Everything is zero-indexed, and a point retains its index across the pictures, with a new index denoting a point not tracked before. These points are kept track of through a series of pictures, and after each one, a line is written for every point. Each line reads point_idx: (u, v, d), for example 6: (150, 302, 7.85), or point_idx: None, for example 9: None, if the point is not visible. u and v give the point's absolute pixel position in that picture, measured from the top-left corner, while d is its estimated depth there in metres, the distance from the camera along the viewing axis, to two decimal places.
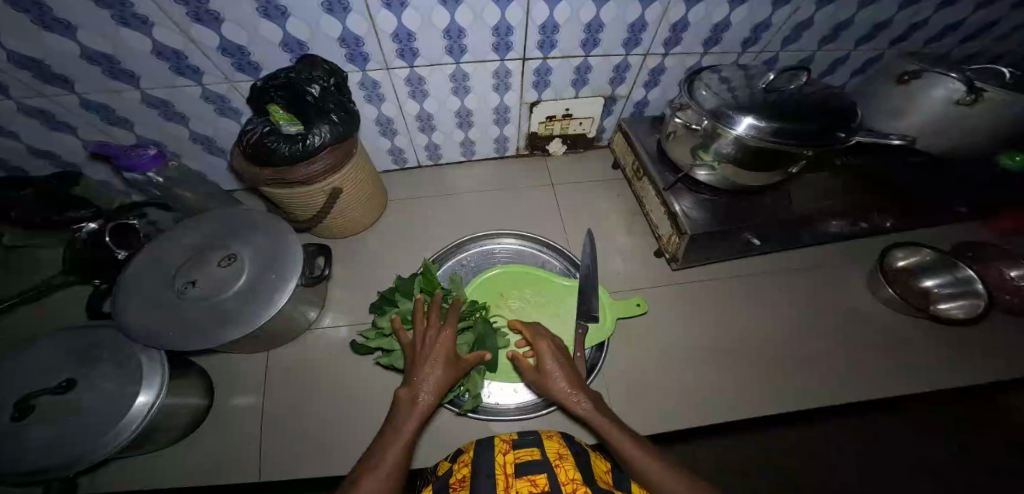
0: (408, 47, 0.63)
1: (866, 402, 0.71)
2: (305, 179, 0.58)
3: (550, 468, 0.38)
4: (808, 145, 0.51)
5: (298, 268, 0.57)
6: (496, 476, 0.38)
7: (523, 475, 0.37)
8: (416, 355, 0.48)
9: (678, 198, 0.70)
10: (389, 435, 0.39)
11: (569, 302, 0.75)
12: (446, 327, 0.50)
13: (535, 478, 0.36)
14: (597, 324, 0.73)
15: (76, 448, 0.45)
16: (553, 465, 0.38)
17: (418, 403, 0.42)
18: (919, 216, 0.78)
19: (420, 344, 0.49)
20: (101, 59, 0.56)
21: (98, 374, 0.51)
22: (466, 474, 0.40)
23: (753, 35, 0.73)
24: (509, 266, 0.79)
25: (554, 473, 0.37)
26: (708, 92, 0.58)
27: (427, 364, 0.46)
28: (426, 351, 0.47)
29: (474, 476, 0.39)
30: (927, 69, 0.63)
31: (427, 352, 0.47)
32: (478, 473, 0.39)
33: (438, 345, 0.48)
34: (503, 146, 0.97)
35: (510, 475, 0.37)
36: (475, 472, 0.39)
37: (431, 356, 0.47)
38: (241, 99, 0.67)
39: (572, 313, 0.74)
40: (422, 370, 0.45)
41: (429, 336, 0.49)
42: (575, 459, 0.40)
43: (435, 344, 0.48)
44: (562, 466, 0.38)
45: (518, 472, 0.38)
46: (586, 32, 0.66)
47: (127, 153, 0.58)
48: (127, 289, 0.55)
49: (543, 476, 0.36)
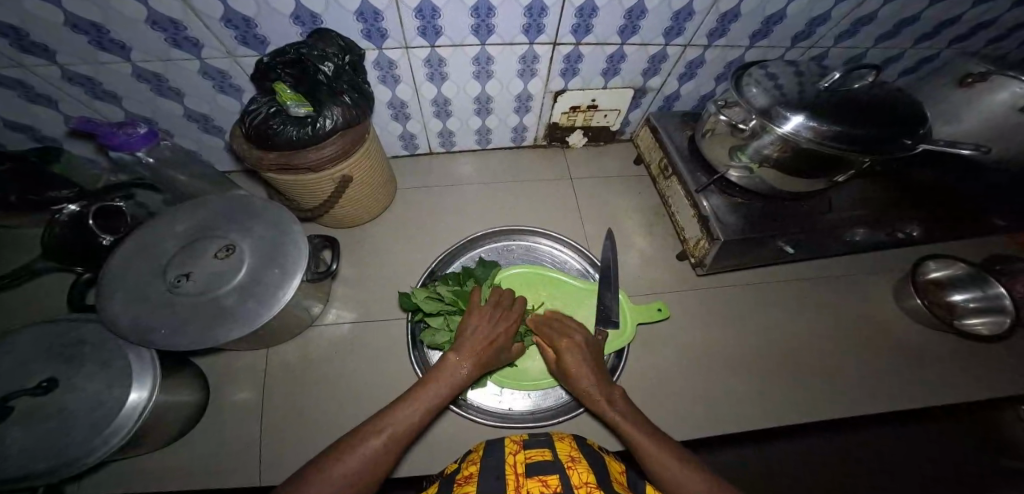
0: (431, 24, 0.57)
1: (885, 414, 0.69)
2: (312, 166, 0.53)
3: (563, 469, 0.34)
4: (863, 152, 0.47)
5: (303, 263, 0.52)
6: (506, 476, 0.34)
7: (533, 475, 0.34)
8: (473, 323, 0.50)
9: (710, 200, 0.66)
10: (420, 388, 0.42)
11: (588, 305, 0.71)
12: (505, 320, 0.51)
13: (546, 478, 0.33)
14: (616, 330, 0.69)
15: (60, 455, 0.41)
16: (566, 466, 0.35)
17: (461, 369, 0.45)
18: (956, 226, 0.75)
19: (480, 319, 0.51)
20: (87, 27, 0.49)
21: (82, 374, 0.46)
22: (473, 471, 0.37)
23: (807, 29, 0.68)
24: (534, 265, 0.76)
25: (565, 474, 0.33)
26: (758, 89, 0.53)
27: (482, 342, 0.48)
28: (484, 331, 0.49)
29: (482, 473, 0.36)
30: (995, 72, 0.60)
31: (483, 329, 0.49)
32: (486, 472, 0.36)
33: (497, 329, 0.50)
34: (520, 136, 0.91)
35: (521, 475, 0.34)
36: (483, 469, 0.37)
37: (485, 334, 0.49)
38: (244, 76, 0.61)
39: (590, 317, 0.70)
40: (477, 342, 0.48)
41: (488, 318, 0.51)
42: (588, 462, 0.37)
43: (494, 326, 0.50)
44: (575, 468, 0.35)
45: (530, 472, 0.35)
46: (626, 18, 0.61)
47: (114, 130, 0.51)
48: (114, 281, 0.50)
49: (556, 477, 0.33)
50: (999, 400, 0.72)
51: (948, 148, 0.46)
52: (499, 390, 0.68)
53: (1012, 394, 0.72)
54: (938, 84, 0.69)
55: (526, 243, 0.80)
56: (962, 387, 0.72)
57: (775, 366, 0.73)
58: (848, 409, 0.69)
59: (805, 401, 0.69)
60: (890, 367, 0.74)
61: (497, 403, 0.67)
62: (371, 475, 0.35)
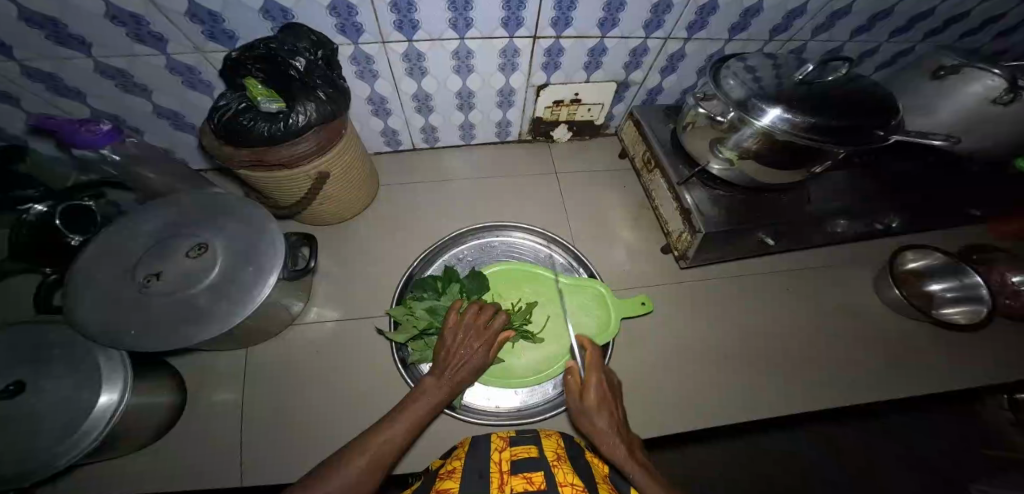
0: (407, 19, 0.56)
1: (866, 403, 0.70)
2: (287, 161, 0.52)
3: (548, 467, 0.34)
4: (840, 144, 0.48)
5: (279, 261, 0.51)
6: (490, 474, 0.34)
7: (518, 472, 0.34)
8: (456, 338, 0.48)
9: (692, 193, 0.66)
10: (407, 406, 0.42)
11: (574, 301, 0.71)
12: (487, 332, 0.50)
13: (531, 476, 0.33)
14: (601, 325, 0.69)
15: (26, 459, 0.40)
16: (550, 464, 0.35)
17: (447, 390, 0.45)
18: (933, 216, 0.76)
19: (458, 336, 0.48)
20: (44, 22, 0.47)
21: (49, 376, 0.45)
22: (457, 467, 0.37)
23: (785, 22, 0.68)
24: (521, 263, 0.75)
25: (551, 471, 0.33)
26: (735, 81, 0.53)
27: (463, 360, 0.47)
28: (464, 348, 0.48)
29: (465, 469, 0.36)
30: (967, 64, 0.62)
31: (466, 346, 0.48)
32: (470, 468, 0.36)
33: (477, 342, 0.49)
34: (504, 131, 0.91)
35: (506, 472, 0.34)
36: (467, 464, 0.37)
37: (468, 350, 0.48)
38: (214, 72, 0.60)
39: (574, 310, 0.70)
40: (462, 357, 0.47)
41: (471, 332, 0.49)
42: (573, 461, 0.37)
43: (476, 339, 0.49)
44: (560, 467, 0.35)
45: (514, 469, 0.34)
46: (605, 10, 0.60)
47: (76, 127, 0.49)
48: (82, 281, 0.48)
49: (541, 475, 0.33)
50: (975, 387, 0.73)
51: (921, 138, 0.47)
52: (485, 388, 0.67)
53: (988, 381, 0.74)
54: (914, 76, 0.70)
55: (509, 240, 0.80)
56: (940, 375, 0.74)
57: (758, 358, 0.73)
58: (829, 398, 0.70)
59: (788, 392, 0.70)
60: (869, 355, 0.75)
61: (484, 401, 0.66)
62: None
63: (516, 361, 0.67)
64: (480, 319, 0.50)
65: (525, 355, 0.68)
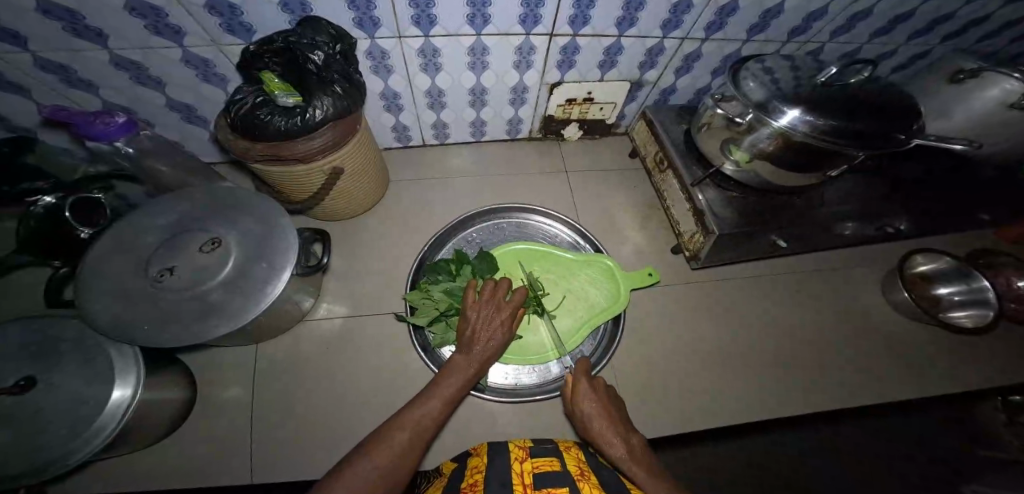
0: (425, 13, 0.55)
1: (874, 406, 0.71)
2: (303, 156, 0.51)
3: (572, 482, 0.34)
4: (858, 146, 0.48)
5: (293, 257, 0.50)
6: (513, 486, 0.34)
7: (541, 486, 0.33)
8: (476, 318, 0.50)
9: (706, 194, 0.66)
10: (437, 384, 0.43)
11: (583, 276, 0.74)
12: (505, 308, 0.51)
13: (554, 490, 0.32)
14: (612, 299, 0.72)
15: (39, 457, 0.40)
16: (574, 479, 0.34)
17: (471, 369, 0.46)
18: (944, 222, 0.76)
19: (478, 315, 0.50)
20: (60, 12, 0.46)
21: (62, 371, 0.44)
22: (477, 477, 0.36)
23: (803, 24, 0.68)
24: (531, 242, 0.78)
25: (575, 485, 0.33)
26: (755, 83, 0.53)
27: (486, 337, 0.49)
28: (486, 325, 0.49)
29: (487, 480, 0.35)
30: (987, 68, 0.62)
31: (487, 327, 0.49)
32: (492, 479, 0.35)
33: (497, 321, 0.50)
34: (515, 128, 0.90)
35: (529, 486, 0.34)
36: (489, 476, 0.36)
37: (488, 330, 0.49)
38: (229, 65, 0.59)
39: (582, 283, 0.73)
40: (485, 336, 0.49)
41: (489, 312, 0.51)
42: (597, 475, 0.36)
43: (495, 319, 0.50)
44: (584, 481, 0.34)
45: (537, 483, 0.34)
46: (624, 9, 0.60)
47: (90, 119, 0.49)
48: (94, 276, 0.48)
49: (565, 489, 0.32)
50: (981, 391, 0.74)
51: (941, 142, 0.47)
52: (503, 366, 0.67)
53: (993, 384, 0.74)
54: (930, 80, 0.70)
55: (514, 223, 0.81)
56: (946, 378, 0.74)
57: (766, 359, 0.74)
58: (837, 400, 0.71)
59: (796, 393, 0.71)
60: (877, 358, 0.76)
61: (503, 379, 0.66)
62: (396, 473, 0.34)
63: (535, 337, 0.69)
64: (496, 298, 0.52)
65: (542, 330, 0.69)
